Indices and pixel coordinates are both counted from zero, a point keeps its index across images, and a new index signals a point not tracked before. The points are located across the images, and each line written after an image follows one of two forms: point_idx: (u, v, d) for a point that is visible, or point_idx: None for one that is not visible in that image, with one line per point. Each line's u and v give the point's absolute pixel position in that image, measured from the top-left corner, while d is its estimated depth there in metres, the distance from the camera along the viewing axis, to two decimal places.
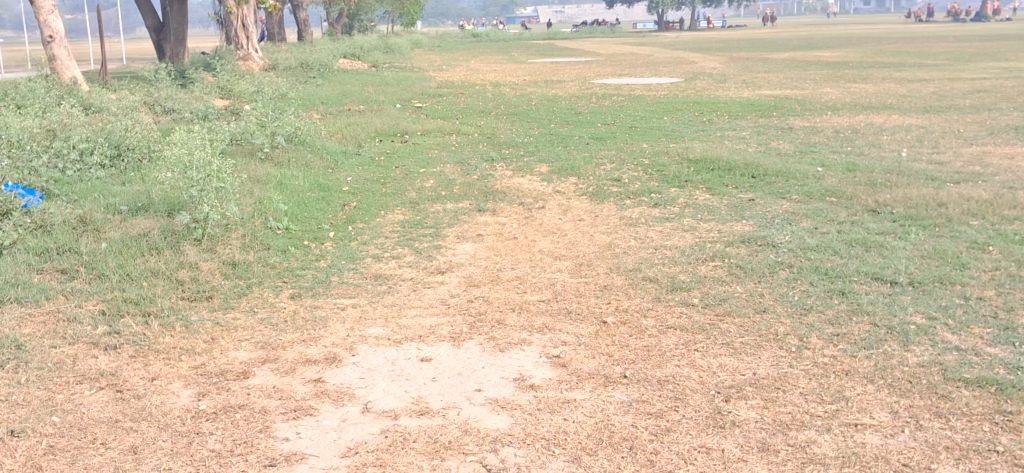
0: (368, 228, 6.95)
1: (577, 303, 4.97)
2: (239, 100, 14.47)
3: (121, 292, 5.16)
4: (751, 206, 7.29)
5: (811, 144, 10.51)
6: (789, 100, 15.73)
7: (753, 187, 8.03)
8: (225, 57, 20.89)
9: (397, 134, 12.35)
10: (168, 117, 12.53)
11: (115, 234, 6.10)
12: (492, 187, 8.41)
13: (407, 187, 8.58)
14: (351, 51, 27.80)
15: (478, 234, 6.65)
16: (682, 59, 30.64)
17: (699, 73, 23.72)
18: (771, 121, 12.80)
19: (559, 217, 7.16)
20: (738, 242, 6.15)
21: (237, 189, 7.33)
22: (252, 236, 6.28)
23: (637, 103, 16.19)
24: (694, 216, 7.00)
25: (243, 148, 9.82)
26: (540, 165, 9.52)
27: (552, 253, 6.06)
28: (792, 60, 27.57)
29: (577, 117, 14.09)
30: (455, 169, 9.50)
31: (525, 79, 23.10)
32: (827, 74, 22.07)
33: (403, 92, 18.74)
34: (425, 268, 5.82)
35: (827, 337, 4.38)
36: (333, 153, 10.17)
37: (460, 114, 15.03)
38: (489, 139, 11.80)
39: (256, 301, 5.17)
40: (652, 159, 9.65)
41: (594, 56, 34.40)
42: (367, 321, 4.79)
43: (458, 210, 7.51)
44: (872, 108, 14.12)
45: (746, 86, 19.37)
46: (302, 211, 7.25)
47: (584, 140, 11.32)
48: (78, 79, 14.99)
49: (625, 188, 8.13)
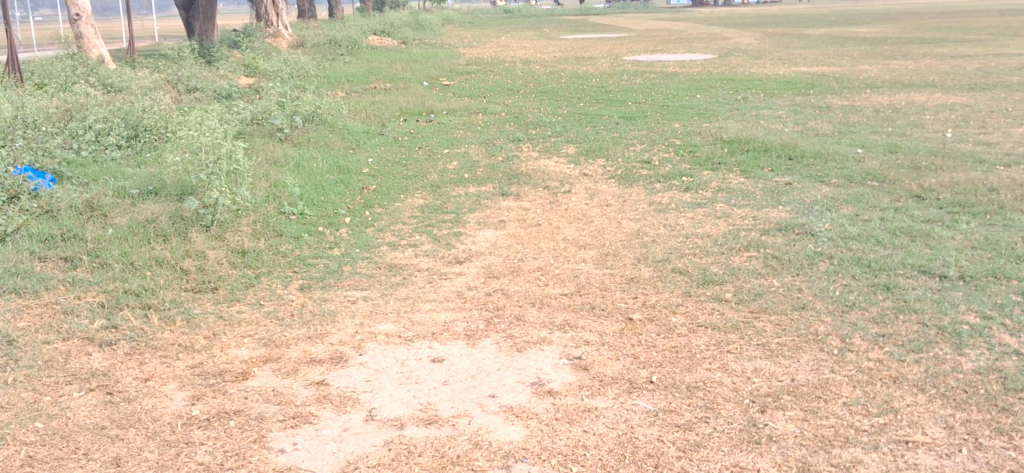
0: (386, 214, 6.67)
1: (602, 297, 4.66)
2: (264, 78, 14.25)
3: (123, 283, 4.92)
4: (788, 191, 6.92)
5: (851, 123, 10.09)
6: (827, 77, 15.23)
7: (790, 169, 7.65)
8: (253, 34, 20.68)
9: (422, 113, 12.06)
10: (189, 96, 12.33)
11: (122, 219, 5.87)
12: (516, 169, 8.10)
13: (429, 169, 8.29)
14: (380, 27, 27.52)
15: (501, 220, 6.35)
16: (716, 35, 30.05)
17: (734, 49, 23.18)
18: (808, 99, 12.36)
19: (585, 202, 6.83)
20: (774, 231, 5.80)
21: (251, 172, 7.07)
22: (264, 222, 6.02)
23: (670, 80, 15.77)
24: (727, 202, 6.65)
25: (262, 127, 9.58)
26: (567, 145, 9.20)
27: (577, 241, 5.74)
28: (828, 36, 26.90)
29: (607, 95, 13.72)
30: (480, 151, 9.20)
31: (556, 56, 22.70)
32: (866, 50, 21.45)
33: (431, 70, 18.42)
34: (443, 257, 5.53)
35: (873, 338, 4.04)
36: (354, 134, 9.89)
37: (487, 92, 14.71)
38: (516, 118, 11.48)
39: (263, 293, 4.91)
40: (684, 139, 9.29)
41: (627, 32, 33.86)
42: (378, 316, 4.51)
43: (481, 194, 7.21)
44: (914, 86, 13.62)
45: (782, 62, 18.86)
46: (318, 195, 6.98)
47: (614, 119, 10.97)
48: (103, 57, 14.82)
49: (655, 171, 7.79)
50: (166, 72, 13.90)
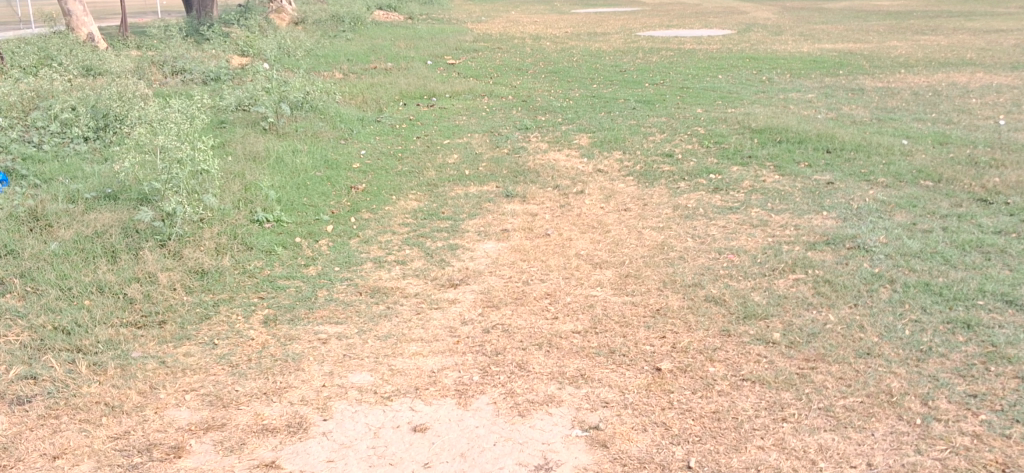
0: (374, 219, 5.89)
1: (622, 338, 3.87)
2: (258, 58, 13.44)
3: (53, 315, 4.14)
4: (831, 192, 6.10)
5: (890, 109, 9.25)
6: (855, 55, 14.32)
7: (829, 165, 6.84)
8: (252, 10, 19.82)
9: (424, 97, 11.26)
10: (176, 79, 11.53)
11: (68, 231, 5.09)
12: (523, 163, 7.31)
13: (427, 163, 7.50)
14: (386, 1, 26.62)
15: (505, 229, 5.56)
16: (733, 8, 29.00)
17: (753, 24, 22.21)
18: (838, 80, 11.49)
19: (600, 206, 6.04)
20: (821, 245, 4.99)
21: (224, 172, 6.29)
22: (231, 232, 5.24)
23: (688, 58, 14.90)
24: (762, 206, 5.84)
25: (246, 116, 8.79)
26: (579, 135, 8.39)
27: (592, 258, 4.95)
28: (849, 10, 25.84)
29: (623, 75, 12.87)
30: (483, 141, 8.39)
31: (568, 32, 21.80)
32: (892, 25, 20.46)
33: (437, 47, 17.58)
34: (435, 278, 4.74)
35: (961, 399, 3.24)
36: (348, 122, 9.09)
37: (494, 72, 13.89)
38: (524, 102, 10.66)
39: (219, 329, 4.13)
40: (708, 128, 8.46)
41: (638, 5, 32.85)
42: (352, 362, 3.73)
43: (483, 194, 6.43)
44: (949, 65, 12.72)
45: (804, 38, 17.93)
46: (300, 198, 6.19)
47: (630, 103, 10.14)
48: (95, 36, 13.93)
49: (678, 166, 6.98)
50: (154, 52, 13.08)
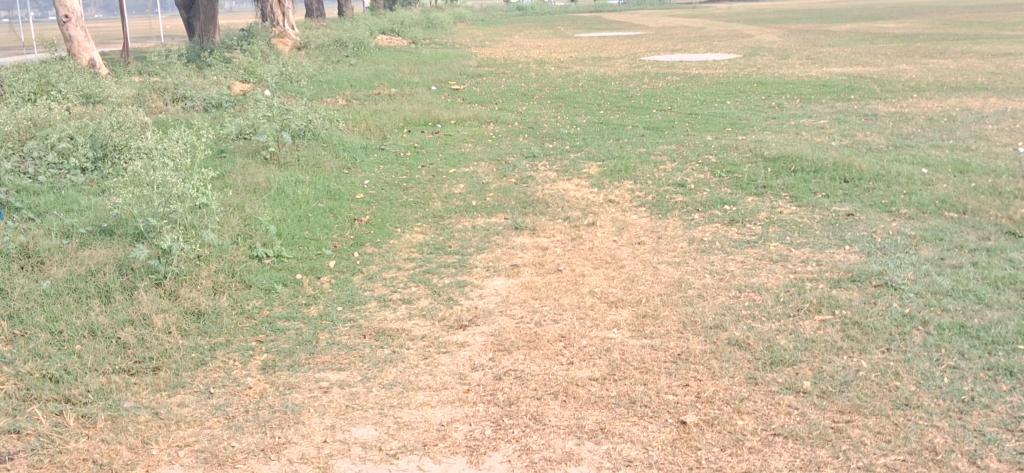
0: (378, 254, 5.68)
1: (643, 386, 3.64)
2: (260, 85, 13.29)
3: (41, 361, 3.91)
4: (851, 224, 5.89)
5: (905, 135, 9.05)
6: (865, 79, 14.16)
7: (848, 195, 6.63)
8: (255, 35, 19.70)
9: (428, 123, 11.08)
10: (177, 107, 11.37)
11: (60, 269, 4.87)
12: (531, 193, 7.11)
13: (432, 193, 7.30)
14: (390, 26, 26.56)
15: (514, 264, 5.35)
16: (737, 32, 28.93)
17: (759, 48, 22.08)
18: (849, 105, 11.32)
19: (612, 239, 5.82)
20: (846, 282, 4.77)
21: (223, 205, 6.08)
22: (230, 269, 5.03)
23: (695, 83, 14.73)
24: (782, 239, 5.62)
25: (248, 145, 8.60)
26: (588, 163, 8.20)
27: (606, 296, 4.73)
28: (855, 33, 25.74)
29: (630, 101, 12.69)
30: (490, 170, 8.19)
31: (572, 56, 21.68)
32: (899, 48, 20.32)
33: (441, 72, 17.44)
34: (443, 319, 4.52)
35: (1011, 458, 3.01)
36: (351, 151, 8.90)
37: (499, 97, 13.73)
38: (531, 129, 10.48)
39: (216, 376, 3.91)
40: (720, 156, 8.26)
41: (642, 29, 32.81)
42: (355, 414, 3.51)
43: (491, 226, 6.22)
44: (960, 89, 12.55)
45: (811, 62, 17.80)
46: (301, 232, 5.98)
47: (638, 130, 9.95)
48: (96, 63, 13.79)
49: (691, 197, 6.77)
50: (155, 78, 12.92)
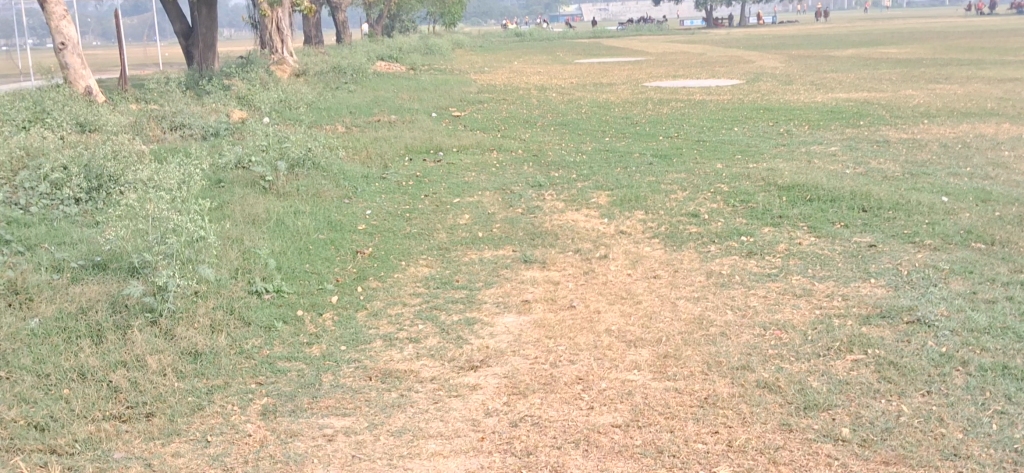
0: (383, 288, 5.45)
1: (670, 434, 3.41)
2: (259, 112, 13.11)
3: (25, 407, 3.67)
4: (874, 257, 5.67)
5: (919, 163, 8.85)
6: (872, 105, 13.99)
7: (868, 226, 6.41)
8: (254, 63, 19.56)
9: (430, 151, 10.88)
10: (175, 135, 11.18)
11: (50, 306, 4.64)
12: (540, 224, 6.89)
13: (437, 224, 7.08)
14: (390, 53, 26.45)
15: (525, 300, 5.12)
16: (738, 58, 28.88)
17: (761, 74, 21.96)
18: (859, 132, 11.13)
19: (626, 272, 5.60)
20: (875, 319, 4.55)
21: (221, 238, 5.86)
22: (228, 306, 4.80)
23: (700, 109, 14.57)
24: (804, 272, 5.40)
25: (247, 175, 8.39)
26: (597, 192, 7.99)
27: (623, 334, 4.50)
28: (857, 58, 25.67)
29: (635, 127, 12.52)
30: (496, 200, 7.98)
31: (574, 82, 21.54)
32: (903, 73, 20.21)
33: (442, 99, 17.27)
34: (453, 360, 4.28)
35: None
36: (353, 180, 8.70)
37: (502, 125, 13.55)
38: (536, 157, 10.28)
39: (214, 421, 3.67)
40: (732, 185, 8.05)
41: (643, 56, 32.75)
42: (363, 465, 3.27)
43: (499, 259, 6.00)
44: (971, 115, 12.37)
45: (815, 88, 17.67)
46: (302, 265, 5.76)
47: (647, 158, 9.74)
48: (93, 90, 13.60)
49: (705, 228, 6.56)
50: (152, 106, 12.73)
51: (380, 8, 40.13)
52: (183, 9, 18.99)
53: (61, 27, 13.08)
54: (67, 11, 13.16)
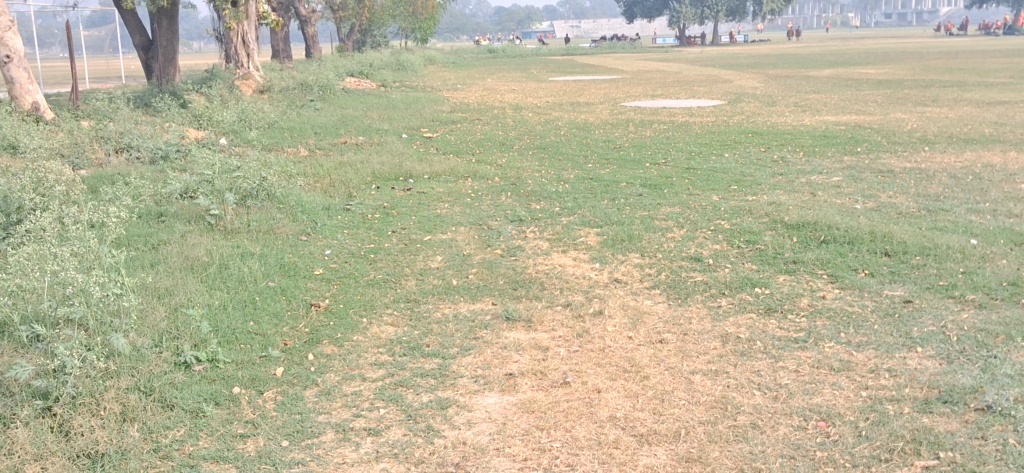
0: (340, 355, 4.57)
1: None
2: (216, 134, 12.18)
3: None
4: (914, 316, 4.87)
5: (933, 196, 8.12)
6: (864, 129, 13.29)
7: (896, 275, 5.63)
8: (216, 79, 18.59)
9: (400, 178, 10.01)
10: (119, 159, 10.25)
11: None
12: (523, 269, 6.05)
13: (404, 269, 6.21)
14: (359, 69, 25.53)
15: (510, 375, 4.25)
16: (716, 77, 28.28)
17: (742, 94, 21.28)
18: (858, 160, 10.40)
19: (626, 335, 4.75)
20: (936, 404, 3.74)
21: (146, 296, 4.94)
22: (143, 383, 3.89)
23: (685, 132, 13.79)
24: (836, 337, 4.60)
25: (192, 208, 7.48)
26: (584, 230, 7.16)
27: (632, 427, 3.64)
28: (837, 78, 25.12)
29: (618, 152, 11.73)
30: (472, 237, 7.13)
31: (551, 102, 20.77)
32: (888, 95, 19.59)
33: (413, 119, 16.41)
34: (421, 462, 3.41)
35: None
36: (311, 213, 7.80)
37: (476, 148, 12.71)
38: (514, 186, 9.45)
39: None
40: (733, 221, 7.24)
41: (619, 74, 32.05)
42: None
43: (477, 316, 5.13)
44: (971, 141, 11.71)
45: (801, 110, 16.99)
46: (244, 325, 4.86)
47: (635, 188, 8.94)
48: (41, 106, 12.30)
49: (712, 275, 5.75)
50: (98, 124, 11.74)
51: (351, 23, 39.24)
52: (144, 21, 17.96)
53: (7, 38, 11.99)
54: (15, 22, 12.16)
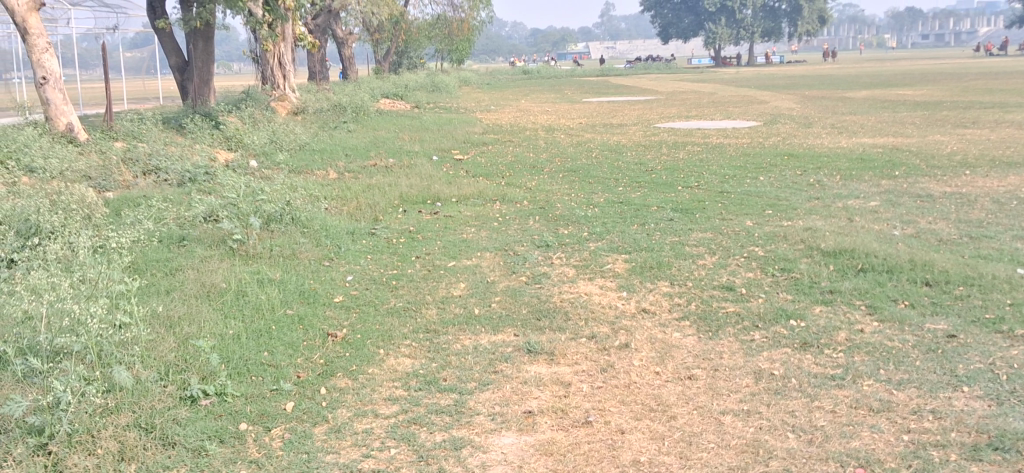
0: (353, 389, 4.38)
1: None
2: (245, 156, 12.13)
3: None
4: (959, 352, 4.59)
5: (977, 222, 7.82)
6: (903, 152, 12.96)
7: (940, 307, 5.35)
8: (249, 100, 18.63)
9: (426, 201, 9.86)
10: (147, 181, 10.21)
11: None
12: (548, 298, 5.84)
13: (425, 296, 6.02)
14: (393, 90, 25.53)
15: (530, 412, 4.04)
16: (751, 98, 27.96)
17: (778, 115, 20.96)
18: (897, 184, 10.10)
19: (653, 370, 4.52)
20: (987, 451, 3.48)
21: (157, 326, 4.79)
22: (144, 419, 3.73)
23: (719, 155, 13.53)
24: (877, 374, 4.34)
25: (214, 231, 7.37)
26: (613, 256, 6.95)
27: None
28: (874, 100, 24.72)
29: (650, 175, 11.51)
30: (497, 263, 6.95)
31: (583, 123, 20.58)
32: (927, 116, 19.16)
33: (444, 140, 16.29)
34: None
35: None
36: (334, 237, 7.66)
37: (506, 170, 12.55)
38: (543, 209, 9.26)
39: None
40: (768, 248, 6.99)
41: (653, 95, 31.82)
42: None
43: (498, 348, 4.93)
44: (1015, 165, 11.35)
45: (838, 132, 16.65)
46: (257, 355, 4.69)
47: (666, 213, 8.71)
48: (75, 128, 12.26)
49: (745, 306, 5.50)
50: (129, 145, 11.73)
51: (387, 44, 39.39)
52: (180, 42, 18.04)
53: (43, 61, 11.97)
54: (52, 43, 12.14)
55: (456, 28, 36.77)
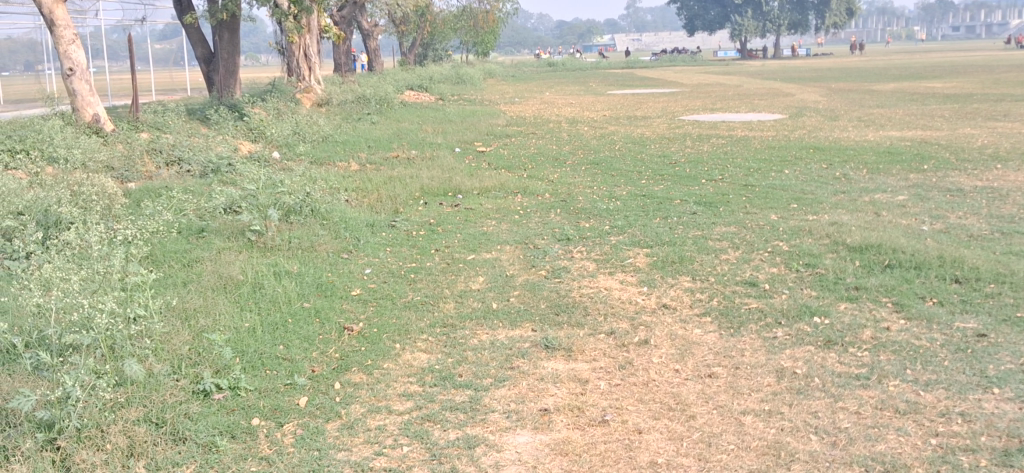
0: (367, 385, 4.32)
1: None
2: (267, 147, 12.12)
3: None
4: (989, 352, 4.47)
5: (1008, 217, 7.64)
6: (932, 145, 12.74)
7: (969, 305, 5.22)
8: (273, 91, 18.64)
9: (447, 193, 9.79)
10: (169, 172, 10.21)
11: None
12: (568, 292, 5.76)
13: (444, 290, 5.95)
14: (417, 82, 25.47)
15: (546, 410, 3.96)
16: (777, 90, 27.66)
17: (804, 108, 20.70)
18: (926, 177, 9.91)
19: (673, 368, 4.43)
20: (1018, 457, 3.37)
21: (171, 318, 4.75)
22: (154, 414, 3.69)
23: (744, 147, 13.36)
24: (903, 374, 4.22)
25: (233, 223, 7.34)
26: (635, 250, 6.85)
27: None
28: (903, 92, 24.37)
29: (674, 168, 11.38)
30: (516, 256, 6.87)
31: (607, 115, 20.43)
32: (957, 109, 18.83)
33: (467, 132, 16.22)
34: None
35: None
36: (354, 229, 7.61)
37: (528, 163, 12.46)
38: (565, 202, 9.17)
39: None
40: (792, 242, 6.86)
41: (678, 86, 31.57)
42: None
43: (516, 344, 4.85)
44: None
45: (865, 125, 16.41)
46: (271, 349, 4.64)
47: (689, 206, 8.59)
48: (101, 118, 12.28)
49: (768, 302, 5.39)
50: (153, 136, 11.75)
51: (411, 36, 39.33)
52: (205, 34, 18.07)
53: (70, 51, 12.02)
54: (78, 35, 12.19)
55: (480, 19, 36.62)
